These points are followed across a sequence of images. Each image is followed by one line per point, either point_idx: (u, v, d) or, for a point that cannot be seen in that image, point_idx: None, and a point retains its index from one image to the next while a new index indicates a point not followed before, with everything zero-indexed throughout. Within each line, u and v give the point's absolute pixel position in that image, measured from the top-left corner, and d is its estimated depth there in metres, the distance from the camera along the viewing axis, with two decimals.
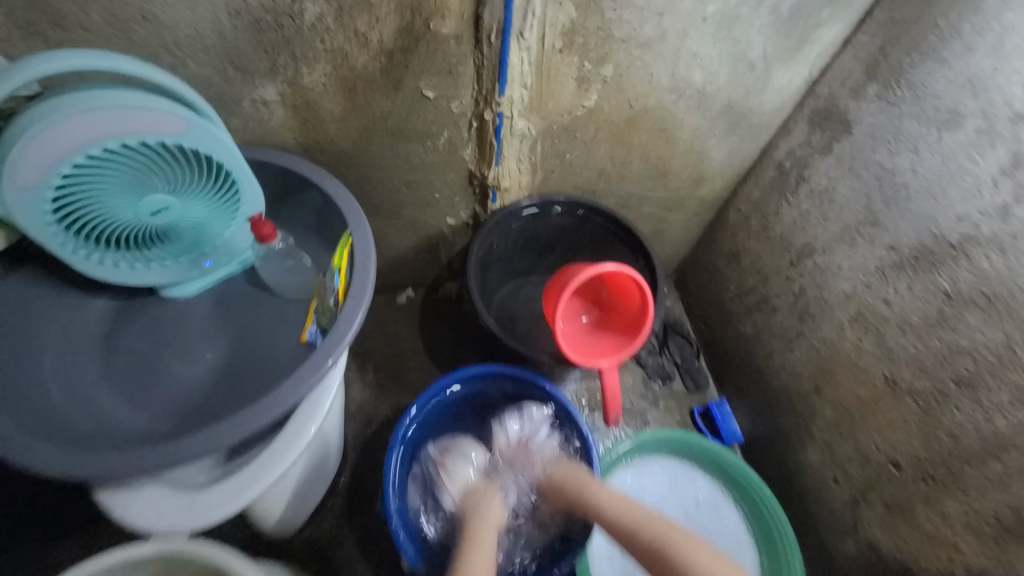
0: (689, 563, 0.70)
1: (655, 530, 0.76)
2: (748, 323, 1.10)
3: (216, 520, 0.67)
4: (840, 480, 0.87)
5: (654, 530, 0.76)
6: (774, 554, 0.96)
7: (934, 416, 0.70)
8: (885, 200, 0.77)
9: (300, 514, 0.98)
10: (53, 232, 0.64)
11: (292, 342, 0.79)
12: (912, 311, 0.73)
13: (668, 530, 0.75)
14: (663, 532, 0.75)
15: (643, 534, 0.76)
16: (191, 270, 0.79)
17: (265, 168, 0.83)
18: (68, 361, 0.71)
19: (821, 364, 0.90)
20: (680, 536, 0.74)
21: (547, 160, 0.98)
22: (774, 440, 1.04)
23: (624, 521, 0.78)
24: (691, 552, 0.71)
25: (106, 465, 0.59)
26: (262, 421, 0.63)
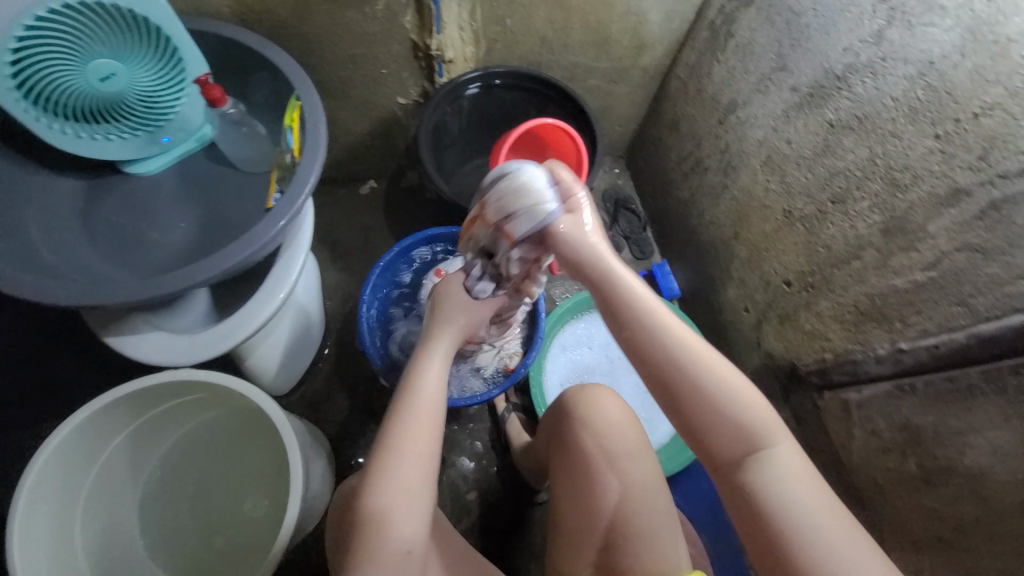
0: (715, 403, 0.56)
1: (688, 358, 0.57)
2: (685, 187, 1.20)
3: (217, 352, 0.79)
4: (748, 307, 1.03)
5: (690, 359, 0.57)
6: None
7: (816, 233, 0.84)
8: (792, 44, 0.84)
9: (292, 375, 1.12)
10: (14, 97, 0.67)
11: (260, 207, 0.87)
12: (806, 145, 0.83)
13: (711, 363, 0.57)
14: (708, 372, 0.57)
15: (672, 357, 0.57)
16: (150, 145, 0.83)
17: (204, 38, 0.84)
18: (51, 229, 0.77)
19: (739, 211, 1.02)
20: (717, 368, 0.57)
21: (489, 27, 1.00)
22: (704, 287, 1.19)
23: (651, 335, 0.58)
24: (726, 391, 0.56)
25: (107, 296, 0.67)
26: (238, 259, 0.72)
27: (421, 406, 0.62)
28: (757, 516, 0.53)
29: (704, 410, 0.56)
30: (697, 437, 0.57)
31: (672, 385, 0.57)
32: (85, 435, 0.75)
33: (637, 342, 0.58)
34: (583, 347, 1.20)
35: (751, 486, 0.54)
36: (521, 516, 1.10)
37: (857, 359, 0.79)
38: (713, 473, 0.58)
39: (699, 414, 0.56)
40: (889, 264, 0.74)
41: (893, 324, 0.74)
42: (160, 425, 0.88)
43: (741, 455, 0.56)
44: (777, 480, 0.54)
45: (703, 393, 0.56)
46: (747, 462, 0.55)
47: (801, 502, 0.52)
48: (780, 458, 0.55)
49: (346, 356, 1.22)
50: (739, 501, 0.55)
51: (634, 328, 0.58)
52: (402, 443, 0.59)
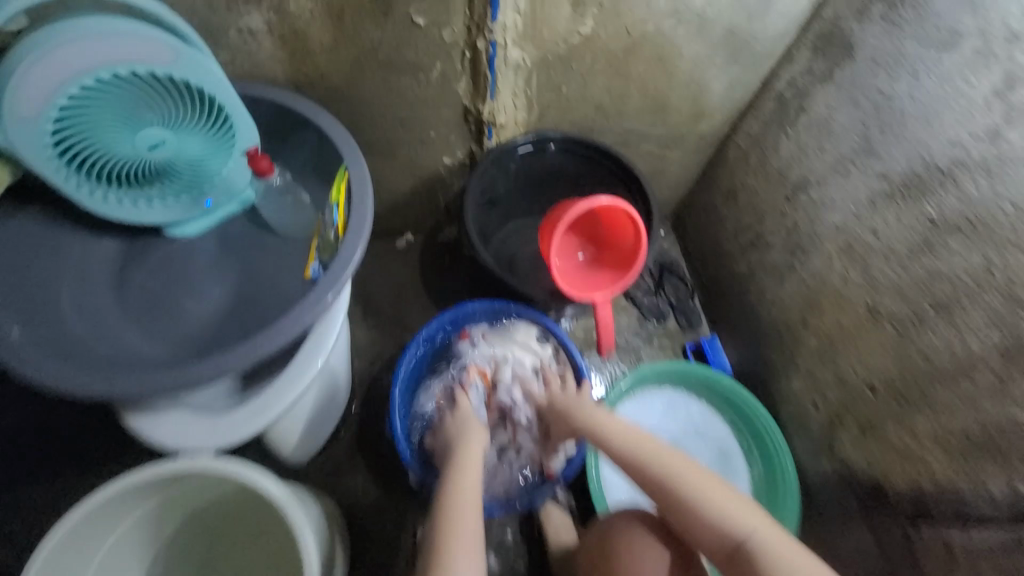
0: (690, 495, 0.71)
1: (657, 466, 0.75)
2: (741, 260, 1.12)
3: (238, 439, 0.72)
4: (818, 405, 0.92)
5: (657, 464, 0.75)
6: (771, 466, 1.02)
7: (909, 339, 0.75)
8: (882, 129, 0.76)
9: (314, 443, 1.05)
10: (55, 166, 0.65)
11: (296, 280, 0.82)
12: (898, 240, 0.75)
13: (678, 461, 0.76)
14: (674, 471, 0.74)
15: (644, 469, 0.76)
16: (192, 209, 0.81)
17: (256, 104, 0.82)
18: (84, 296, 0.74)
19: (809, 298, 0.92)
20: (686, 469, 0.74)
21: (543, 94, 0.97)
22: (761, 371, 1.09)
23: (625, 449, 0.78)
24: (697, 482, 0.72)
25: (130, 386, 0.62)
26: (271, 347, 0.67)
27: (463, 513, 0.74)
28: None
29: (684, 503, 0.71)
30: (688, 528, 0.72)
31: (651, 486, 0.75)
32: (90, 523, 0.70)
33: (617, 454, 0.79)
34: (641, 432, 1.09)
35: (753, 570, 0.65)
36: None
37: (963, 495, 0.68)
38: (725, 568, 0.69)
39: (681, 506, 0.71)
40: (1010, 392, 0.63)
41: (1014, 463, 0.63)
42: (172, 505, 0.82)
43: (733, 547, 0.67)
44: (772, 563, 0.65)
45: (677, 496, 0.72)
46: (740, 548, 0.67)
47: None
48: (767, 543, 0.66)
49: (371, 420, 1.15)
50: None
51: (614, 450, 0.80)
52: (457, 530, 0.72)
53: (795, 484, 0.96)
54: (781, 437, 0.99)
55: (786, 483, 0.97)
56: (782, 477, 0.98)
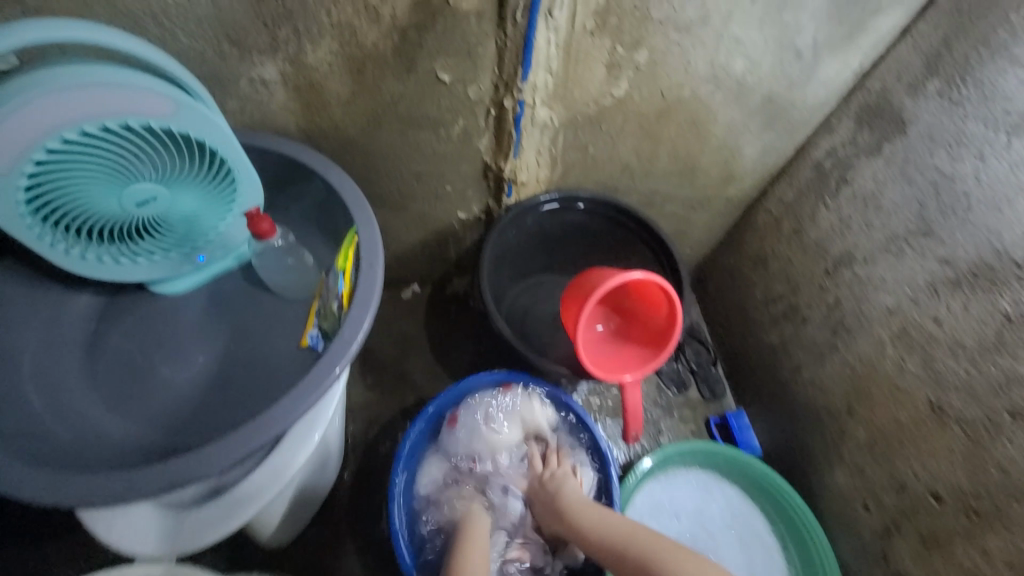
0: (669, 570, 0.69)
1: (634, 545, 0.73)
2: (772, 332, 1.04)
3: (208, 540, 0.62)
4: (869, 506, 0.82)
5: (634, 543, 0.74)
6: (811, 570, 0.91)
7: (984, 446, 0.66)
8: (943, 210, 0.70)
9: (298, 523, 0.93)
10: (27, 223, 0.58)
11: (292, 348, 0.74)
12: (966, 333, 0.67)
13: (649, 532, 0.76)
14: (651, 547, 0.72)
15: (623, 551, 0.74)
16: (182, 265, 0.73)
17: (263, 155, 0.76)
18: (48, 363, 0.66)
19: (855, 383, 0.84)
20: (659, 544, 0.73)
21: (568, 153, 0.91)
22: (795, 456, 0.99)
23: (602, 534, 0.76)
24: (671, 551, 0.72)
25: (84, 490, 0.53)
26: (256, 443, 0.58)
27: None
28: None
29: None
30: None
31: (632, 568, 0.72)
32: None
33: (598, 543, 0.76)
34: (663, 520, 0.98)
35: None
36: None
37: None
38: None
39: None
40: None
41: None
42: None
43: None
44: None
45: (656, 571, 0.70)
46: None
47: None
48: None
49: (363, 495, 1.03)
50: None
51: (592, 536, 0.77)
52: None
53: None
54: (824, 538, 0.88)
55: None
56: None
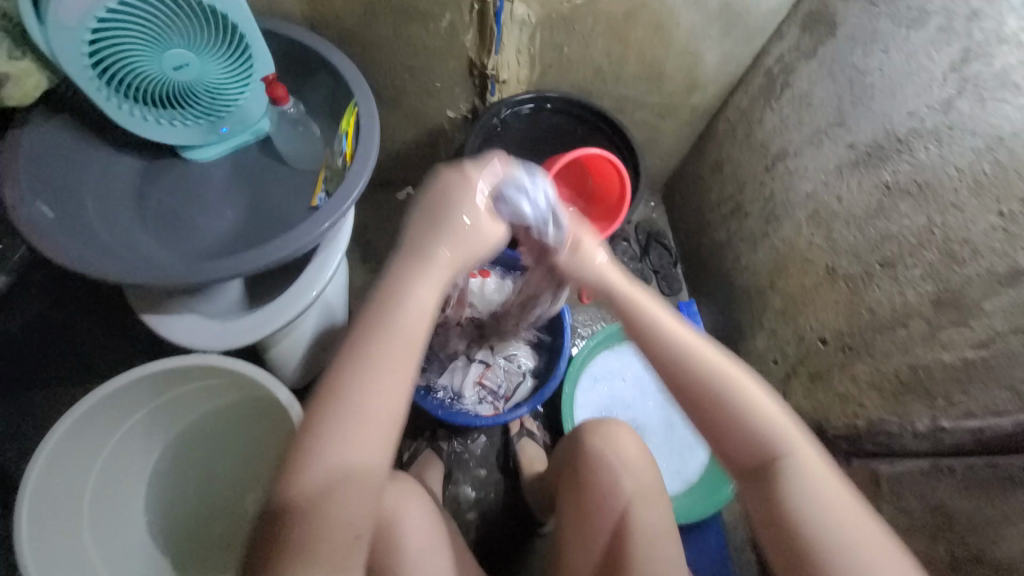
0: (734, 405, 0.53)
1: (700, 364, 0.54)
2: (721, 229, 1.19)
3: (244, 340, 0.80)
4: (777, 359, 1.01)
5: (704, 364, 0.54)
6: None
7: (860, 295, 0.82)
8: (853, 101, 0.83)
9: (311, 369, 1.12)
10: (90, 76, 0.70)
11: (304, 208, 0.88)
12: (858, 204, 0.82)
13: (728, 361, 0.54)
14: (725, 378, 0.53)
15: (672, 356, 0.54)
16: (209, 134, 0.86)
17: (273, 39, 0.87)
18: (107, 204, 0.80)
19: (778, 261, 0.99)
20: (737, 376, 0.53)
21: (546, 52, 1.02)
22: (730, 332, 1.17)
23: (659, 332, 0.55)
24: (747, 403, 0.53)
25: (150, 276, 0.69)
26: (278, 256, 0.74)
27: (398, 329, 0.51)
28: (792, 545, 0.50)
29: (722, 415, 0.53)
30: (714, 440, 0.54)
31: (687, 385, 0.54)
32: (99, 414, 0.77)
33: (648, 342, 0.55)
34: (614, 380, 1.17)
35: (767, 492, 0.52)
36: (519, 540, 1.08)
37: (893, 431, 0.76)
38: (735, 475, 0.55)
39: (722, 412, 0.53)
40: (937, 337, 0.71)
41: (936, 400, 0.72)
42: (172, 409, 0.87)
43: (764, 464, 0.52)
44: (798, 494, 0.50)
45: (712, 392, 0.53)
46: (765, 475, 0.52)
47: (820, 515, 0.49)
48: (802, 468, 0.51)
49: None
50: (765, 514, 0.52)
51: (634, 329, 0.56)
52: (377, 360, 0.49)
53: None
54: None
55: None
56: None
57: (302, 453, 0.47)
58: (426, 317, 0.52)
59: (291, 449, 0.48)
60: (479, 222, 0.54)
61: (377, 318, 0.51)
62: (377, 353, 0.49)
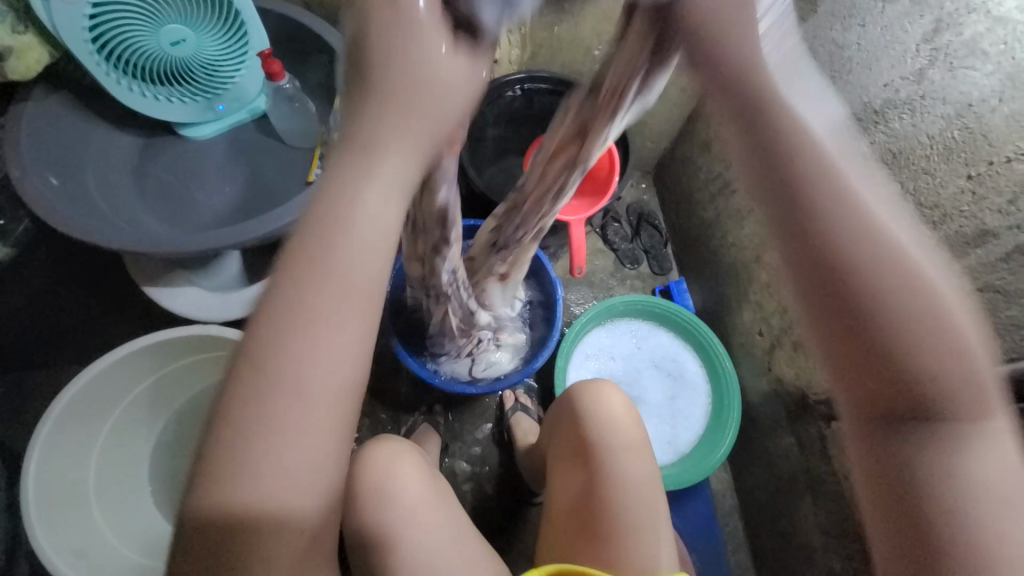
0: (908, 302, 0.40)
1: (877, 237, 0.40)
2: (710, 207, 1.22)
3: (242, 313, 0.82)
4: (763, 331, 1.04)
5: (884, 238, 0.40)
6: (719, 389, 1.15)
7: None
8: (832, 76, 0.85)
9: None
10: (88, 49, 0.71)
11: (300, 183, 0.90)
12: None
13: (917, 252, 0.41)
14: (907, 260, 0.41)
15: (848, 221, 0.40)
16: (206, 111, 0.88)
17: (268, 17, 0.88)
18: (108, 179, 0.82)
19: (763, 235, 1.02)
20: (917, 258, 0.41)
21: (537, 32, 1.04)
22: (718, 308, 1.21)
23: (833, 189, 0.40)
24: (958, 350, 0.41)
25: (147, 245, 0.71)
26: (274, 229, 0.76)
27: (332, 271, 0.36)
28: (905, 457, 0.45)
29: (894, 312, 0.40)
30: (867, 342, 0.42)
31: (854, 264, 0.40)
32: (101, 382, 0.79)
33: (815, 197, 0.40)
34: (605, 355, 1.20)
35: (916, 446, 0.44)
36: (512, 513, 1.10)
37: None
38: (874, 388, 0.44)
39: (892, 303, 0.40)
40: None
41: None
42: (173, 381, 0.89)
43: (929, 380, 0.42)
44: (952, 412, 0.43)
45: (884, 274, 0.40)
46: (920, 392, 0.42)
47: (953, 434, 0.43)
48: (973, 387, 0.42)
49: None
50: (883, 429, 0.45)
51: (791, 179, 0.40)
52: (308, 320, 0.36)
53: (737, 403, 1.10)
54: (729, 359, 1.14)
55: (731, 401, 1.11)
56: (727, 398, 1.12)
57: (239, 406, 0.37)
58: (390, 233, 0.37)
59: (224, 408, 0.38)
60: (429, 56, 0.33)
61: (311, 250, 0.36)
62: (310, 298, 0.36)
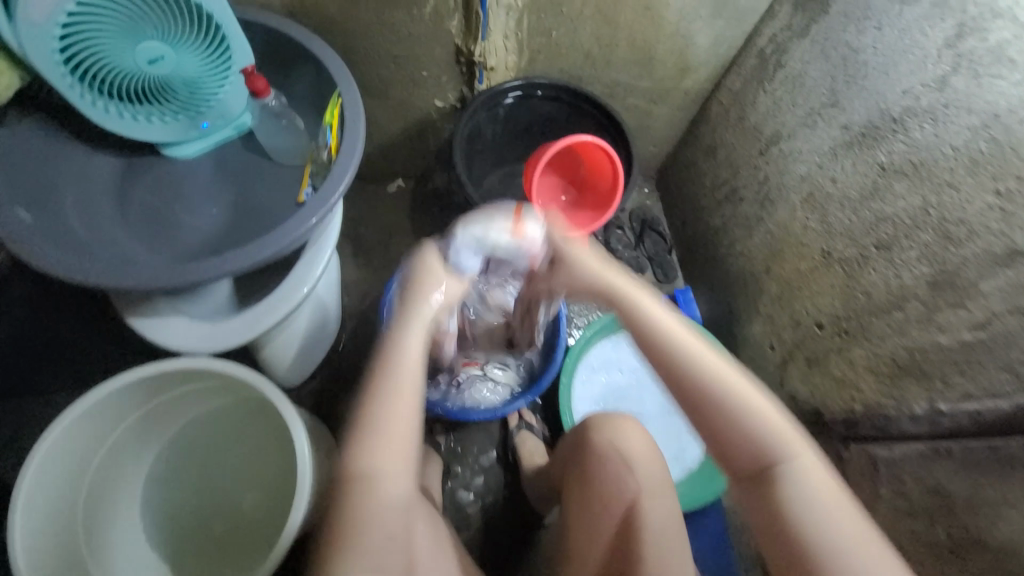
0: (730, 408, 0.53)
1: (693, 362, 0.54)
2: (716, 215, 1.17)
3: (234, 343, 0.78)
4: (774, 345, 1.01)
5: (699, 363, 0.54)
6: None
7: (856, 278, 0.81)
8: (846, 81, 0.81)
9: (305, 366, 1.11)
10: (60, 72, 0.67)
11: (290, 203, 0.86)
12: (852, 186, 0.81)
13: (731, 372, 0.54)
14: (718, 377, 0.54)
15: (673, 358, 0.54)
16: (189, 130, 0.83)
17: (252, 29, 0.84)
18: (88, 203, 0.78)
19: (774, 246, 0.98)
20: (732, 377, 0.54)
21: (534, 38, 1.00)
22: (725, 319, 1.17)
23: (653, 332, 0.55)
24: (756, 420, 0.53)
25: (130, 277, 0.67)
26: (266, 256, 0.73)
27: (396, 398, 0.53)
28: (790, 542, 0.50)
29: (717, 417, 0.54)
30: (709, 441, 0.55)
31: (679, 385, 0.54)
32: (88, 420, 0.75)
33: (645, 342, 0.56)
34: (609, 371, 1.16)
35: (775, 492, 0.52)
36: (521, 536, 1.07)
37: (890, 414, 0.76)
38: (732, 474, 0.56)
39: (713, 411, 0.53)
40: (934, 319, 0.71)
41: (932, 382, 0.71)
42: (166, 408, 0.87)
43: (758, 467, 0.53)
44: (801, 496, 0.51)
45: (701, 394, 0.54)
46: (767, 475, 0.53)
47: (819, 515, 0.50)
48: (798, 471, 0.52)
49: (358, 355, 1.21)
50: (765, 511, 0.53)
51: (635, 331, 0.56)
52: (375, 427, 0.52)
53: None
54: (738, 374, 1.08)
55: None
56: None
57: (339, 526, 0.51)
58: (417, 368, 0.55)
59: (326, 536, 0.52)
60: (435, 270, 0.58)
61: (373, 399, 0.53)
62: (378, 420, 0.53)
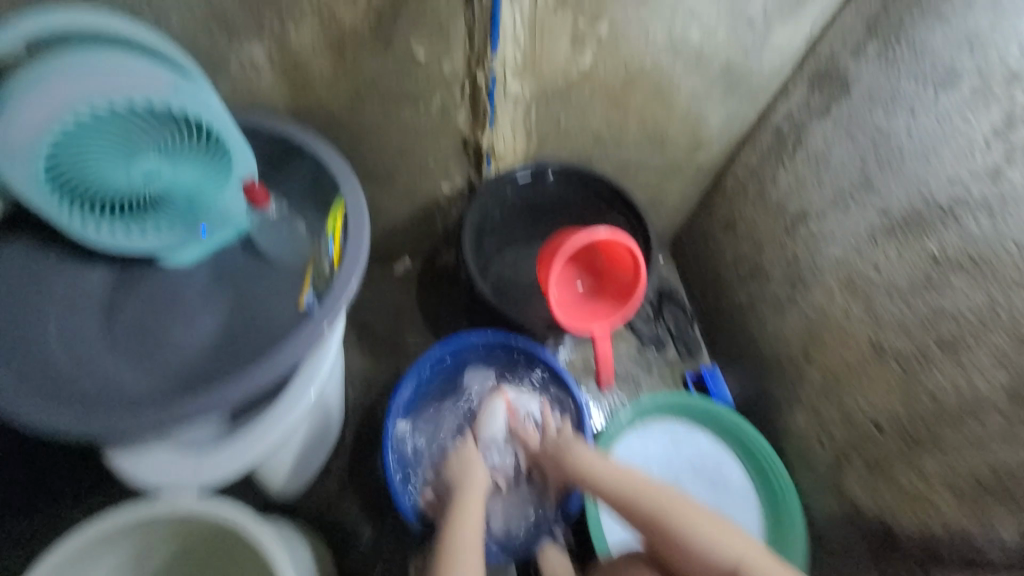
0: (688, 535, 0.74)
1: (640, 487, 0.81)
2: (741, 291, 1.10)
3: (223, 476, 0.70)
4: (823, 441, 0.91)
5: (643, 488, 0.81)
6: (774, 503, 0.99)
7: (917, 377, 0.74)
8: (880, 165, 0.77)
9: (306, 472, 1.01)
10: (47, 196, 0.64)
11: (290, 309, 0.81)
12: (900, 276, 0.75)
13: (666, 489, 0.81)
14: (659, 497, 0.80)
15: (631, 496, 0.81)
16: (187, 238, 0.79)
17: (255, 132, 0.81)
18: (75, 327, 0.74)
19: (812, 330, 0.91)
20: (674, 500, 0.79)
21: (542, 125, 0.97)
22: (760, 402, 1.07)
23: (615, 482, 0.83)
24: (714, 546, 0.72)
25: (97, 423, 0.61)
26: (263, 383, 0.66)
27: (464, 537, 0.78)
28: None
29: (682, 541, 0.74)
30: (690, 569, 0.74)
31: (646, 520, 0.78)
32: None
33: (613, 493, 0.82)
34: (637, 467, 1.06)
35: None
36: None
37: (978, 543, 0.65)
38: None
39: (679, 538, 0.75)
40: (1020, 436, 0.62)
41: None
42: (144, 551, 0.78)
43: None
44: None
45: (659, 521, 0.77)
46: None
47: None
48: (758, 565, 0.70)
49: (368, 451, 1.12)
50: None
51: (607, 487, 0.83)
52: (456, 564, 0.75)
53: (801, 524, 0.94)
54: (782, 467, 0.98)
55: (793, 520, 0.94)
56: (786, 516, 0.96)
57: None
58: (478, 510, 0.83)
59: None
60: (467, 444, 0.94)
61: (452, 544, 0.77)
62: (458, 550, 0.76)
